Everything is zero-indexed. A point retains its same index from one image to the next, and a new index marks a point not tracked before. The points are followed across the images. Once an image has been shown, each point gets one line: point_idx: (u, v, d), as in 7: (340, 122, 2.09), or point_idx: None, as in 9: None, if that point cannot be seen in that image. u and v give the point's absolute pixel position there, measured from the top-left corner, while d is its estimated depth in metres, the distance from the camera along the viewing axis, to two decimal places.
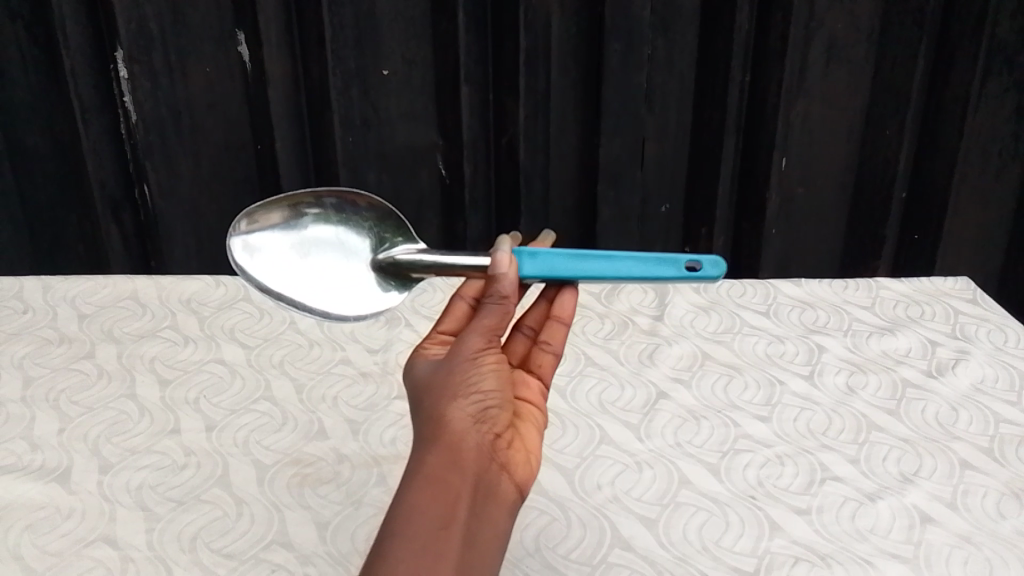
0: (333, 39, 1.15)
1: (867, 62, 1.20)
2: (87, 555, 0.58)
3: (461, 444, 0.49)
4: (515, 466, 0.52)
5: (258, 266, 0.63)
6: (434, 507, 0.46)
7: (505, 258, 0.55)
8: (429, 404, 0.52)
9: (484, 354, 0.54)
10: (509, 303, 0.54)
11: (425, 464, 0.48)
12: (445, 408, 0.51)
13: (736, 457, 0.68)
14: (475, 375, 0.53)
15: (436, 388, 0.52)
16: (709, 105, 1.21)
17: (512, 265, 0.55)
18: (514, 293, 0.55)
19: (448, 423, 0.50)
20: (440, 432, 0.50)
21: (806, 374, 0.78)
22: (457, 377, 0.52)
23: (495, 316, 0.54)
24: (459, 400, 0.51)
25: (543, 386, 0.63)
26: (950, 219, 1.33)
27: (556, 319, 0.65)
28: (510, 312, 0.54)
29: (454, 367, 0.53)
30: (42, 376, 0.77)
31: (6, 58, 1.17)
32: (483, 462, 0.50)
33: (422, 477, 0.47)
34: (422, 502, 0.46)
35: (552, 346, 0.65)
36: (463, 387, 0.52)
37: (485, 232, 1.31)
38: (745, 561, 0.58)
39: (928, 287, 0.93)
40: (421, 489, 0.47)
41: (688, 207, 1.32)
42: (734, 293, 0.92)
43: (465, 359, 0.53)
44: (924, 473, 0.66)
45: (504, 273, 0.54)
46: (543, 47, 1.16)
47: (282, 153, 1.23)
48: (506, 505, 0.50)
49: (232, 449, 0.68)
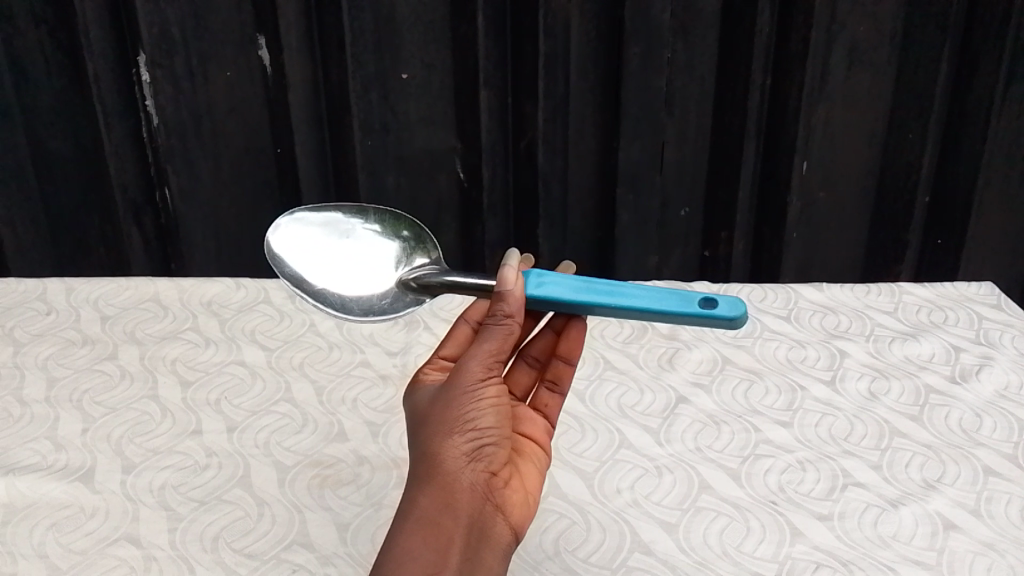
0: (353, 43, 1.15)
1: (889, 66, 1.19)
2: (111, 554, 0.58)
3: (455, 485, 0.49)
4: (511, 502, 0.53)
5: (291, 244, 0.68)
6: (426, 555, 0.47)
7: (511, 278, 0.54)
8: (425, 438, 0.51)
9: (484, 384, 0.52)
10: (513, 323, 0.53)
11: (419, 507, 0.49)
12: (441, 445, 0.51)
13: (756, 462, 0.67)
14: (474, 408, 0.52)
15: (433, 420, 0.52)
16: (729, 109, 1.21)
17: (517, 283, 0.53)
18: (518, 312, 0.53)
19: (443, 462, 0.50)
20: (434, 470, 0.50)
21: (828, 379, 0.77)
22: (455, 409, 0.51)
23: (497, 341, 0.52)
24: (455, 437, 0.51)
25: (548, 425, 0.63)
26: (973, 224, 1.32)
27: (560, 358, 0.65)
28: (512, 335, 0.53)
29: (452, 398, 0.52)
30: (66, 376, 0.78)
31: (31, 62, 1.18)
32: (476, 504, 0.50)
33: (414, 520, 0.48)
34: (413, 550, 0.47)
35: (558, 384, 0.65)
36: (461, 421, 0.51)
37: (504, 237, 1.31)
38: (766, 566, 0.58)
39: (952, 292, 0.92)
40: (412, 536, 0.47)
41: (708, 211, 1.31)
42: (754, 297, 0.92)
43: (464, 389, 0.52)
44: (947, 479, 0.65)
45: (510, 292, 0.53)
46: (562, 51, 1.16)
47: (303, 156, 1.24)
48: (499, 544, 0.50)
49: (253, 450, 0.69)
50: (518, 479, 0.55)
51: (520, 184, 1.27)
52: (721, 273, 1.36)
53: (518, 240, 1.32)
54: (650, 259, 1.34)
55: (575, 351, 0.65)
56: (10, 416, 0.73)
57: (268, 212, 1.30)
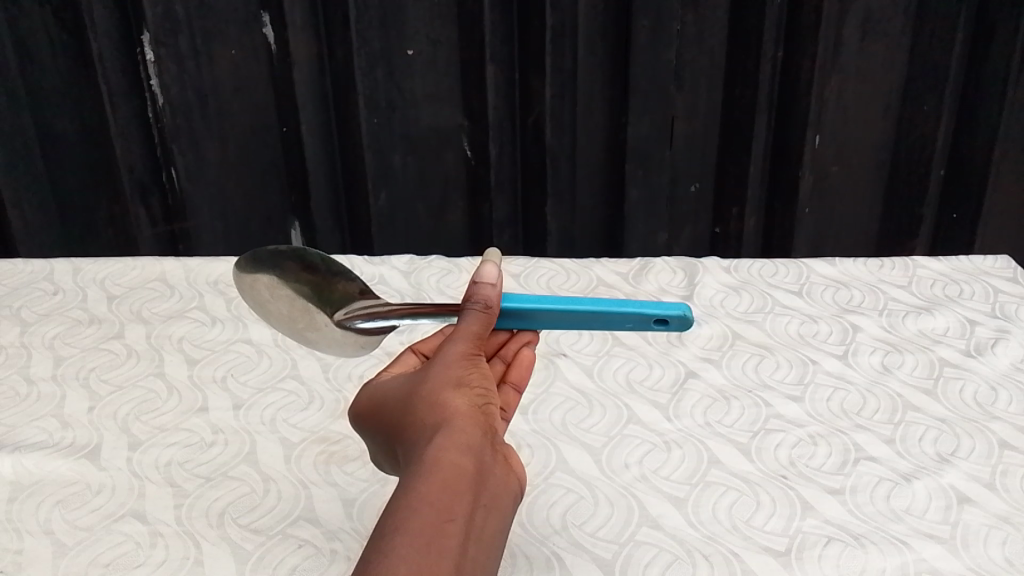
0: (358, 20, 1.14)
1: (903, 37, 1.17)
2: (117, 530, 0.58)
3: (468, 433, 0.47)
4: (518, 464, 0.50)
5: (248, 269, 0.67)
6: (439, 493, 0.42)
7: (492, 268, 0.56)
8: (426, 403, 0.50)
9: (477, 358, 0.53)
10: (492, 314, 0.55)
11: (431, 452, 0.45)
12: (446, 400, 0.49)
13: (767, 437, 0.66)
14: (471, 375, 0.51)
15: (431, 386, 0.51)
16: (740, 82, 1.19)
17: (499, 279, 0.56)
18: (496, 304, 0.55)
19: (448, 415, 0.48)
20: (440, 425, 0.48)
21: (840, 354, 0.76)
22: (452, 374, 0.51)
23: (479, 323, 0.54)
24: (459, 395, 0.50)
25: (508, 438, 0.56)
26: (989, 197, 1.30)
27: (508, 385, 0.62)
28: (493, 322, 0.55)
29: (449, 365, 0.52)
30: (73, 355, 0.78)
31: (35, 42, 1.17)
32: (487, 452, 0.47)
33: (426, 466, 0.44)
34: (427, 490, 0.42)
35: (505, 412, 0.61)
36: (459, 384, 0.50)
37: (511, 216, 1.30)
38: (777, 540, 0.57)
39: (967, 266, 0.90)
40: (428, 476, 0.43)
41: (718, 187, 1.29)
42: (765, 272, 0.90)
43: (458, 361, 0.52)
44: (961, 453, 0.64)
45: (489, 283, 0.55)
46: (570, 25, 1.14)
47: (309, 135, 1.23)
48: (508, 497, 0.47)
49: (259, 426, 0.68)
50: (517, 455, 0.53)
51: (528, 160, 1.26)
52: (731, 249, 1.35)
53: (527, 218, 1.32)
54: (660, 236, 1.33)
55: (525, 379, 0.62)
56: (17, 395, 0.73)
57: (275, 191, 1.30)
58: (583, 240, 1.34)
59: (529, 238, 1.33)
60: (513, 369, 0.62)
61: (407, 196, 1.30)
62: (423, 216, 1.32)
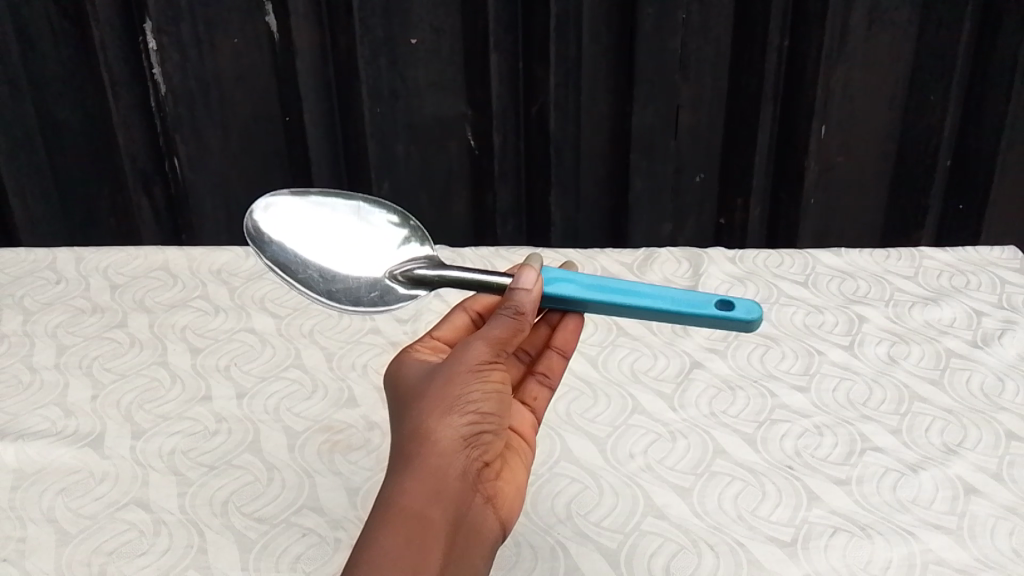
0: (360, 8, 1.13)
1: (910, 26, 1.16)
2: (121, 519, 0.58)
3: (444, 473, 0.46)
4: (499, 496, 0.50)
5: (278, 203, 0.65)
6: (402, 552, 0.43)
7: (530, 277, 0.52)
8: (418, 416, 0.48)
9: (489, 368, 0.50)
10: (524, 320, 0.52)
11: (403, 492, 0.45)
12: (434, 424, 0.48)
13: (772, 427, 0.66)
14: (475, 392, 0.49)
15: (430, 395, 0.49)
16: (746, 72, 1.18)
17: (535, 285, 0.52)
18: (530, 310, 0.52)
19: (435, 444, 0.47)
20: (425, 452, 0.47)
21: (846, 345, 0.76)
22: (455, 387, 0.49)
23: (505, 329, 0.51)
24: (453, 418, 0.48)
25: (535, 420, 0.60)
26: (996, 188, 1.29)
27: (554, 349, 0.63)
28: (524, 329, 0.52)
29: (455, 373, 0.49)
30: (76, 344, 0.78)
31: (37, 30, 1.17)
32: (464, 494, 0.47)
33: (398, 510, 0.44)
34: (390, 546, 0.43)
35: (548, 377, 0.62)
36: (459, 402, 0.48)
37: (515, 206, 1.30)
38: (782, 531, 0.56)
39: (974, 256, 0.90)
40: (395, 528, 0.44)
41: (723, 177, 1.29)
42: (771, 262, 0.90)
43: (468, 371, 0.50)
44: (968, 444, 0.64)
45: (528, 290, 0.52)
46: (574, 14, 1.13)
47: (311, 124, 1.22)
48: (478, 541, 0.48)
49: (263, 416, 0.68)
50: (509, 478, 0.53)
51: (532, 149, 1.25)
52: (736, 240, 1.34)
53: (531, 208, 1.31)
54: (664, 227, 1.33)
55: (570, 344, 0.63)
56: (19, 383, 0.73)
57: (277, 181, 1.29)
58: (587, 231, 1.34)
59: (534, 228, 1.33)
60: (559, 334, 0.63)
61: (411, 186, 1.29)
62: (426, 206, 1.32)
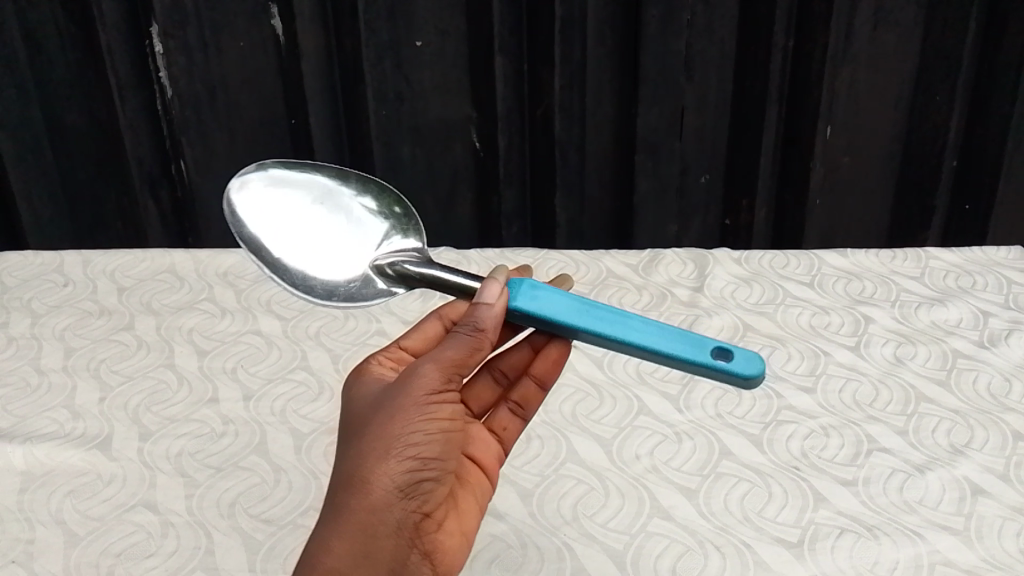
0: (366, 11, 1.13)
1: (916, 26, 1.15)
2: (128, 520, 0.58)
3: (373, 528, 0.45)
4: (437, 542, 0.49)
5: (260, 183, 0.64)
6: None
7: (495, 289, 0.50)
8: (356, 457, 0.46)
9: (437, 404, 0.48)
10: (485, 336, 0.49)
11: (328, 550, 0.45)
12: (369, 470, 0.46)
13: (779, 428, 0.66)
14: (417, 434, 0.47)
15: (370, 433, 0.47)
16: (752, 73, 1.18)
17: (499, 298, 0.49)
18: (491, 329, 0.49)
19: (368, 495, 0.45)
20: (357, 503, 0.45)
21: (853, 345, 0.76)
22: (397, 427, 0.46)
23: (458, 352, 0.48)
24: (390, 465, 0.46)
25: (500, 451, 0.59)
26: (1002, 188, 1.29)
27: (531, 377, 0.60)
28: (482, 347, 0.49)
29: (399, 410, 0.47)
30: (83, 346, 0.78)
31: (44, 35, 1.17)
32: (393, 549, 0.46)
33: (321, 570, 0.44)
34: None
35: (522, 408, 0.60)
36: (399, 445, 0.46)
37: (521, 207, 1.30)
38: (789, 531, 0.56)
39: (981, 256, 0.89)
40: None
41: (728, 178, 1.29)
42: (776, 263, 0.90)
43: (412, 408, 0.47)
44: (975, 445, 0.64)
45: (490, 307, 0.48)
46: (579, 15, 1.13)
47: (317, 127, 1.23)
48: None
49: (269, 417, 0.68)
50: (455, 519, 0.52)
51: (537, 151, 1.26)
52: (741, 241, 1.34)
53: (536, 209, 1.31)
54: (669, 228, 1.32)
55: (550, 375, 0.59)
56: (28, 385, 0.73)
57: None
58: (592, 232, 1.34)
59: (540, 230, 1.34)
60: (539, 363, 0.59)
61: (417, 187, 1.30)
62: (431, 207, 1.32)
